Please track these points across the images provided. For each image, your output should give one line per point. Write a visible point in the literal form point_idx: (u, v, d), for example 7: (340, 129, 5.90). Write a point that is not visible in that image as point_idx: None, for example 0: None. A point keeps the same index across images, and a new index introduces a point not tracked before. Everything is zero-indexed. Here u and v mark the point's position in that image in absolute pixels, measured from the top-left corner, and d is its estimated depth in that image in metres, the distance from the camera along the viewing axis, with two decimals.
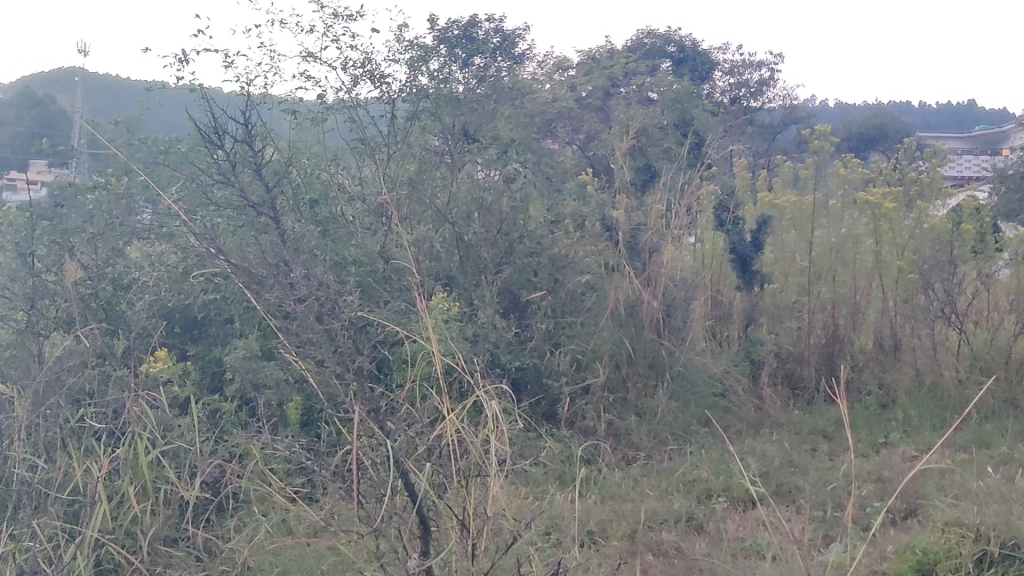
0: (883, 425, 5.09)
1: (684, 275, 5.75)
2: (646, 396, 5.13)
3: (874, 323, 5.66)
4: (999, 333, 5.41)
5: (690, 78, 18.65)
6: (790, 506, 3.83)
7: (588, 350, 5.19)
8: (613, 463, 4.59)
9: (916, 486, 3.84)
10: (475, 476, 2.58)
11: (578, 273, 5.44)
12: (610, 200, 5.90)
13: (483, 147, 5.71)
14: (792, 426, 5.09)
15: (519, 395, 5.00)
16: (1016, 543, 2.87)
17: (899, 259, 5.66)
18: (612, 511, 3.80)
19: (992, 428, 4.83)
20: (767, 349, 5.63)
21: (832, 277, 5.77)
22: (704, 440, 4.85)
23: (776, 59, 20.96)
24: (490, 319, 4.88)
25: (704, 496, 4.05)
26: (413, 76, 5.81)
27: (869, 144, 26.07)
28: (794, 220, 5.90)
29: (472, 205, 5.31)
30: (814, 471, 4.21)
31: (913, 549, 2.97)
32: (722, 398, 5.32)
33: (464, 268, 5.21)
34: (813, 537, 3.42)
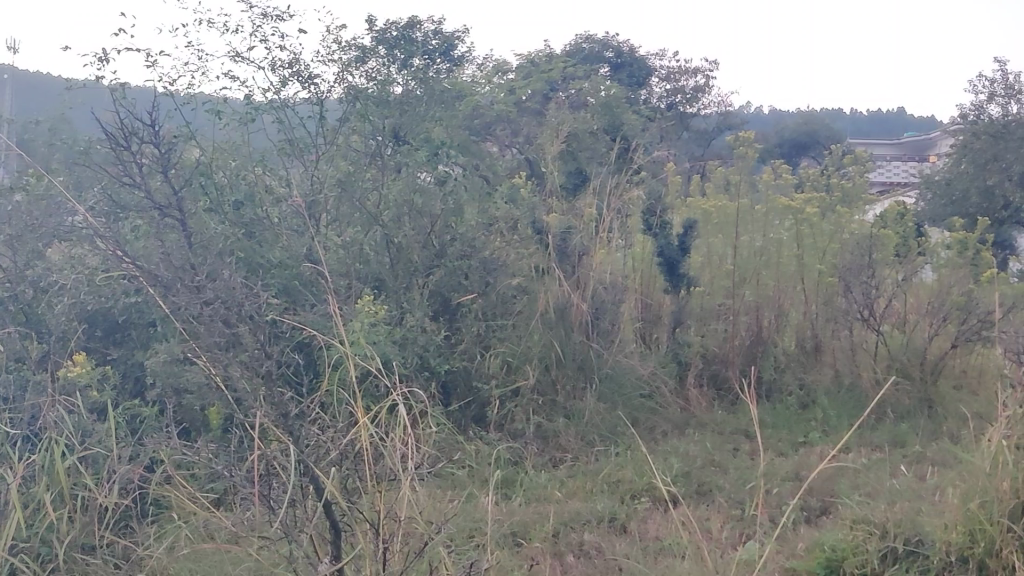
0: (802, 424, 5.20)
1: (613, 278, 5.80)
2: (575, 398, 5.17)
3: (797, 326, 5.78)
4: (914, 336, 5.59)
5: (626, 84, 19.07)
6: (709, 505, 3.88)
7: (517, 352, 5.21)
8: (540, 465, 4.61)
9: (831, 485, 3.93)
10: (388, 481, 2.60)
11: (508, 276, 5.40)
12: (541, 204, 5.94)
13: (412, 150, 5.68)
14: (716, 427, 5.17)
15: (448, 399, 5.00)
16: (920, 539, 2.94)
17: (819, 264, 5.83)
18: (535, 512, 3.81)
19: (907, 428, 4.95)
20: (694, 350, 5.69)
21: (756, 280, 5.84)
22: (631, 440, 4.89)
23: (711, 66, 21.34)
24: (418, 323, 4.86)
25: (628, 496, 4.09)
26: (344, 75, 5.79)
27: (801, 151, 26.58)
28: (718, 224, 5.97)
29: (403, 208, 5.25)
30: (734, 471, 4.28)
31: (821, 547, 3.04)
32: (649, 399, 5.38)
33: (395, 271, 5.19)
34: (730, 535, 3.48)
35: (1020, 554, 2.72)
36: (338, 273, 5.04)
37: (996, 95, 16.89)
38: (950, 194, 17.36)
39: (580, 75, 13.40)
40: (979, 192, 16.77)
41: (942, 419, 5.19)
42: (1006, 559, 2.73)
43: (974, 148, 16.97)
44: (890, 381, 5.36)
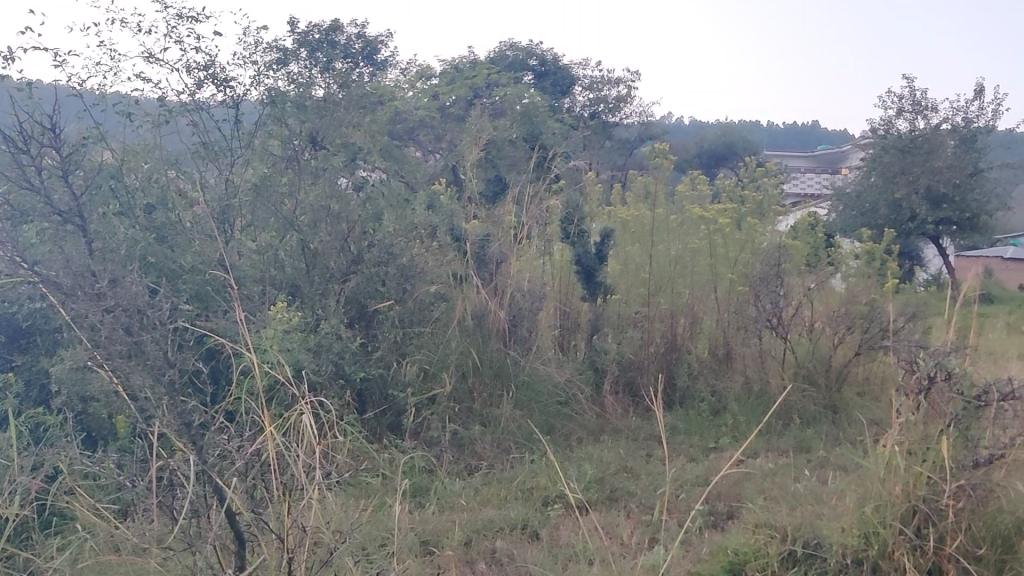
0: (712, 430, 5.31)
1: (531, 286, 5.83)
2: (492, 405, 5.13)
3: (710, 334, 5.92)
4: (819, 343, 5.69)
5: (550, 92, 19.36)
6: (619, 511, 3.94)
7: (434, 359, 5.15)
8: (454, 473, 4.60)
9: (738, 490, 4.04)
10: (296, 491, 2.60)
11: (426, 283, 5.38)
12: (460, 211, 5.94)
13: (329, 155, 5.61)
14: (630, 433, 5.24)
15: (364, 407, 4.95)
16: (817, 542, 3.02)
17: (730, 273, 6.08)
18: (448, 520, 3.82)
19: (812, 434, 5.10)
20: (609, 357, 5.72)
21: (671, 289, 6.00)
22: (547, 448, 4.89)
23: (633, 76, 21.69)
24: (333, 330, 4.80)
25: (541, 502, 4.11)
26: (259, 79, 5.74)
27: (719, 161, 26.95)
28: (636, 232, 6.19)
29: (320, 213, 5.23)
30: (645, 477, 4.34)
31: (724, 550, 3.16)
32: (565, 406, 5.39)
33: (310, 276, 5.12)
34: (639, 539, 3.55)
35: (910, 556, 2.82)
36: (252, 278, 4.97)
37: (903, 111, 17.45)
38: (861, 206, 17.97)
39: (505, 81, 13.47)
40: (887, 205, 17.42)
41: (846, 425, 5.34)
42: (898, 561, 2.83)
43: (883, 161, 17.49)
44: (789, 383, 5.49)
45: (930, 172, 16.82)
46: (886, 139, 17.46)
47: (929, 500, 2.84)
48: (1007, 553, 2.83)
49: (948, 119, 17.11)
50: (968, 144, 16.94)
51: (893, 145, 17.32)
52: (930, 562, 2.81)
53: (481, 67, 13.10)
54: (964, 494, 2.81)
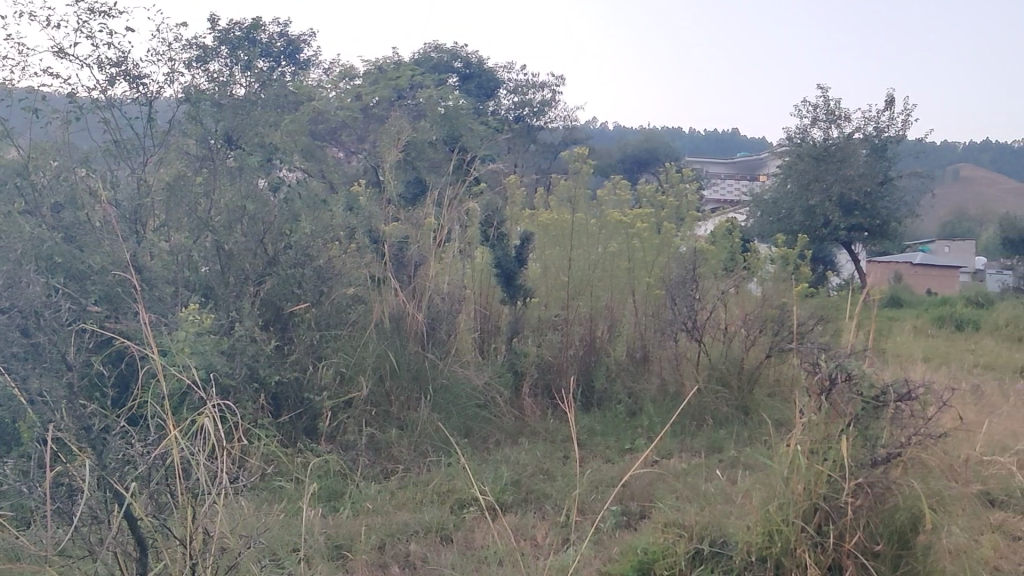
0: (628, 431, 5.36)
1: (451, 288, 5.82)
2: (409, 409, 5.05)
3: (628, 336, 5.99)
4: (732, 345, 5.80)
5: (474, 95, 19.51)
6: (534, 513, 3.96)
7: (350, 362, 5.08)
8: (370, 476, 4.55)
9: (651, 490, 4.09)
10: (201, 496, 2.59)
11: (343, 285, 5.33)
12: (379, 212, 5.90)
13: (244, 154, 5.48)
14: (547, 435, 5.25)
15: (278, 411, 4.88)
16: (724, 540, 3.12)
17: (647, 277, 6.16)
18: (363, 524, 3.80)
19: (725, 434, 5.19)
20: (529, 360, 5.71)
21: (591, 293, 6.02)
22: (464, 450, 4.84)
23: (557, 81, 21.85)
24: (247, 333, 4.72)
25: (456, 505, 4.11)
26: (175, 77, 5.62)
27: (642, 166, 27.30)
28: (555, 237, 6.15)
29: (236, 214, 5.16)
30: (561, 479, 4.37)
31: (633, 551, 3.23)
32: (483, 409, 5.35)
33: (225, 279, 5.04)
34: (553, 540, 3.57)
35: (811, 552, 2.88)
36: (164, 279, 4.87)
37: (817, 120, 17.92)
38: (777, 212, 18.39)
39: (430, 83, 13.44)
40: (801, 211, 17.84)
41: (757, 425, 5.43)
42: (800, 558, 2.89)
43: (798, 169, 17.90)
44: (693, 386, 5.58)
45: (843, 179, 17.28)
46: (801, 147, 17.90)
47: (830, 498, 2.92)
48: (903, 548, 2.92)
49: (860, 128, 17.62)
50: (880, 151, 17.60)
51: (807, 153, 17.75)
52: (830, 558, 2.87)
53: (405, 68, 13.02)
54: (862, 492, 2.89)
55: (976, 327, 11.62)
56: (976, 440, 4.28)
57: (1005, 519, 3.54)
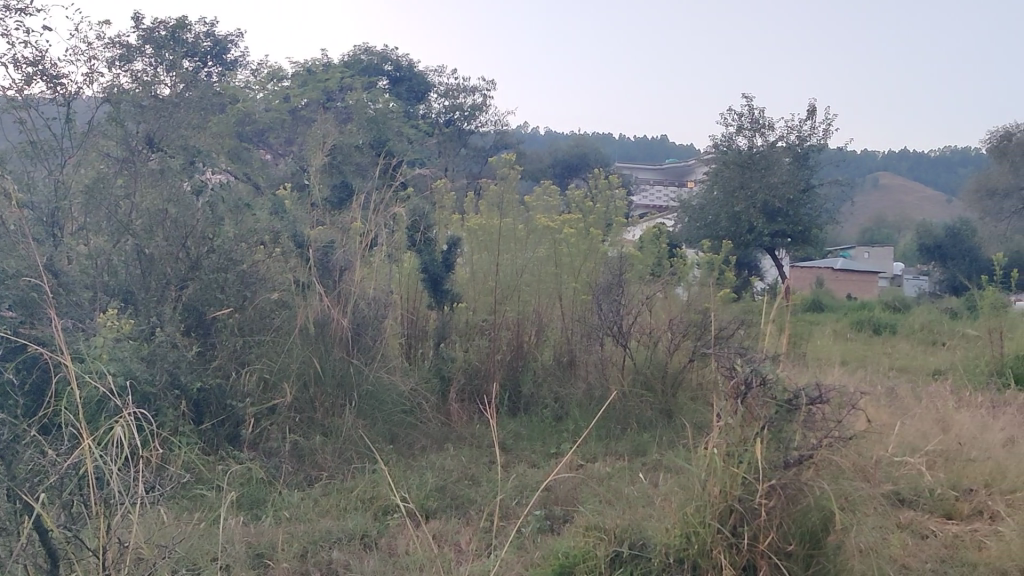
0: (555, 436, 5.36)
1: (377, 292, 5.76)
2: (334, 415, 4.99)
3: (556, 341, 5.99)
4: (657, 349, 5.82)
5: (405, 99, 19.83)
6: (459, 519, 3.96)
7: (274, 368, 5.04)
8: (293, 484, 4.50)
9: (575, 494, 4.12)
10: (116, 506, 2.56)
11: (267, 290, 5.26)
12: (305, 215, 5.84)
13: (167, 158, 5.44)
14: (474, 440, 5.23)
15: (201, 417, 4.77)
16: (643, 544, 3.17)
17: (574, 281, 6.31)
18: (285, 532, 3.76)
19: (649, 438, 5.26)
20: (457, 365, 5.67)
21: (518, 297, 6.10)
22: (389, 457, 4.80)
23: (487, 86, 21.93)
24: (168, 338, 4.65)
25: (381, 512, 4.09)
26: (94, 76, 5.51)
27: (573, 171, 27.50)
28: (483, 242, 6.29)
29: (158, 216, 5.03)
30: (486, 484, 4.38)
31: (556, 554, 3.27)
32: (410, 415, 5.28)
33: (146, 282, 4.90)
34: (476, 545, 3.58)
35: (726, 553, 2.95)
36: (82, 284, 4.78)
37: (742, 128, 18.27)
38: (703, 218, 18.69)
39: (360, 87, 13.38)
40: (727, 217, 18.17)
41: (681, 427, 5.47)
42: (716, 559, 2.96)
43: (723, 176, 18.22)
44: (616, 389, 5.60)
45: (767, 187, 17.63)
46: (727, 155, 18.18)
47: (744, 500, 2.98)
48: (814, 548, 3.00)
49: (783, 137, 18.02)
50: (802, 160, 17.99)
51: (734, 160, 18.02)
52: (744, 559, 2.94)
53: (334, 71, 12.95)
54: (775, 493, 2.95)
55: (892, 331, 11.96)
56: (887, 441, 4.41)
57: (914, 519, 3.66)
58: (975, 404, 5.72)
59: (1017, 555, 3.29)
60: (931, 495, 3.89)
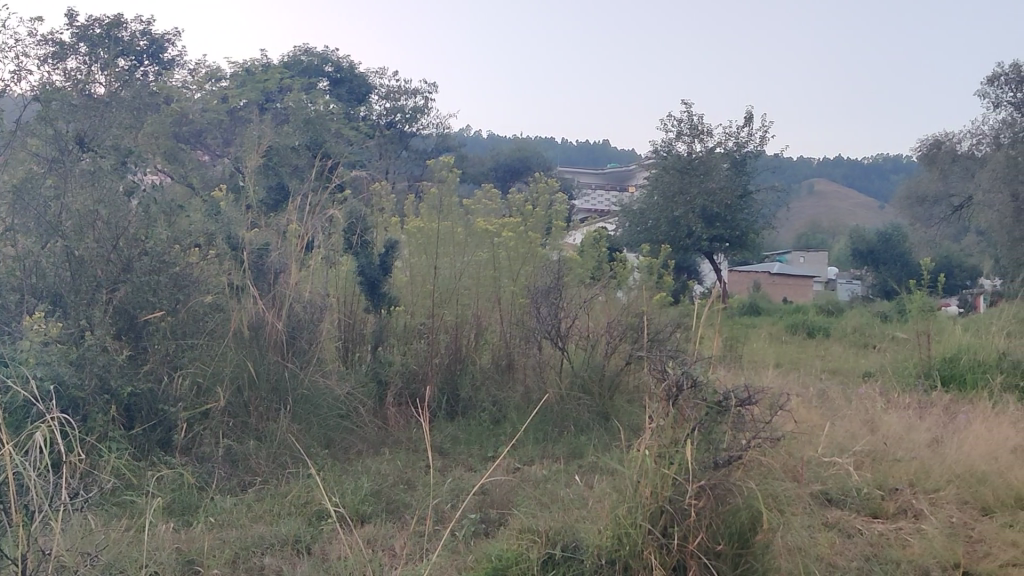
0: (492, 438, 5.37)
1: (312, 295, 5.71)
2: (268, 420, 4.94)
3: (494, 345, 6.00)
4: (594, 352, 5.84)
5: (346, 100, 19.83)
6: (394, 523, 3.95)
7: (208, 372, 4.91)
8: (226, 490, 4.43)
9: (511, 497, 4.13)
10: (37, 515, 2.51)
11: (201, 293, 5.12)
12: (240, 218, 5.77)
13: (99, 158, 5.31)
14: (411, 444, 5.20)
15: (131, 422, 4.66)
16: (576, 545, 3.20)
17: (513, 284, 6.32)
18: (216, 538, 3.71)
19: (586, 440, 5.29)
20: (394, 369, 5.63)
21: (456, 302, 6.10)
22: (325, 462, 4.75)
23: (429, 89, 21.93)
24: (99, 341, 4.56)
25: (315, 517, 4.05)
26: (24, 74, 5.38)
27: (514, 175, 27.59)
28: (420, 245, 6.28)
29: (89, 217, 4.92)
30: (422, 488, 4.36)
31: (488, 557, 3.27)
32: (345, 420, 5.24)
33: (76, 286, 4.79)
34: (411, 549, 3.56)
35: (656, 553, 2.98)
36: (8, 286, 4.76)
37: (681, 134, 18.49)
38: (643, 221, 18.87)
39: (300, 88, 13.28)
40: (667, 222, 18.33)
41: (618, 429, 5.50)
42: (646, 559, 2.99)
43: (663, 181, 18.42)
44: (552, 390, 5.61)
45: (706, 192, 17.87)
46: (666, 160, 18.41)
47: (675, 500, 3.00)
48: (743, 547, 3.04)
49: (721, 143, 18.30)
50: (739, 166, 18.23)
51: (673, 165, 18.27)
52: (674, 559, 2.97)
53: (275, 72, 12.85)
54: (706, 493, 2.99)
55: (825, 334, 12.21)
56: (816, 442, 4.50)
57: (841, 518, 3.74)
58: (903, 405, 5.86)
59: (939, 553, 3.38)
60: (859, 494, 3.98)
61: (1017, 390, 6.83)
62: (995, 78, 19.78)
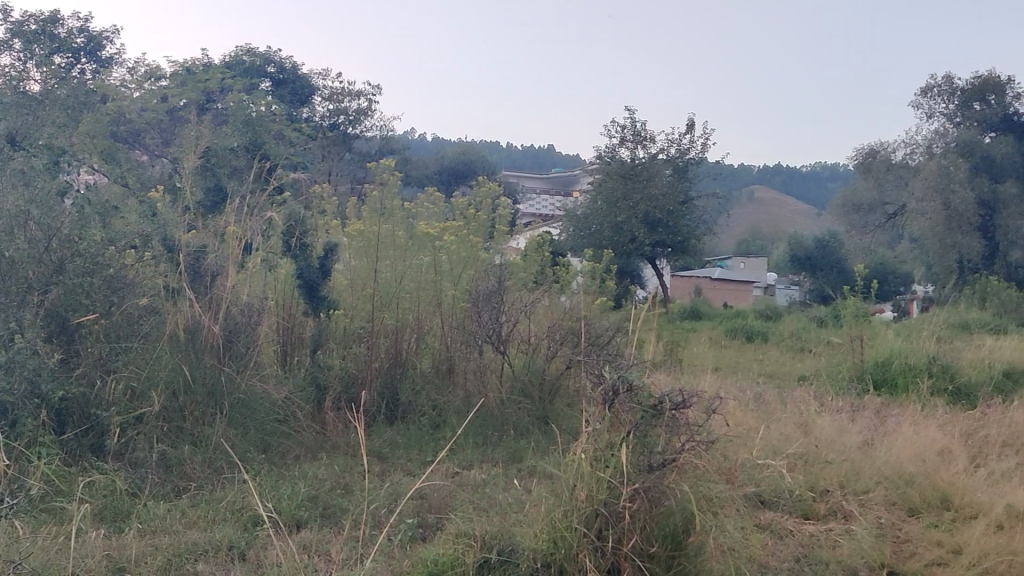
0: (431, 443, 5.35)
1: (249, 299, 5.65)
2: (204, 424, 4.86)
3: (434, 350, 5.99)
4: (536, 356, 5.83)
5: (288, 101, 19.70)
6: (331, 529, 3.92)
7: (142, 376, 4.81)
8: (159, 495, 4.36)
9: (447, 501, 4.13)
10: None
11: (136, 295, 5.05)
12: (178, 219, 5.69)
13: (30, 157, 5.15)
14: (349, 449, 5.17)
15: (62, 427, 4.57)
16: (512, 549, 3.22)
17: (455, 289, 6.29)
18: (148, 545, 3.64)
19: (525, 444, 5.31)
20: (333, 373, 5.62)
21: (397, 305, 6.07)
22: (261, 467, 4.69)
23: (373, 91, 21.87)
24: (29, 344, 4.39)
25: (251, 523, 4.01)
26: None
27: (458, 178, 27.61)
28: (361, 248, 6.26)
29: (20, 218, 4.77)
30: (359, 493, 4.34)
31: (424, 562, 3.26)
32: (282, 424, 5.19)
33: (5, 288, 4.59)
34: (347, 554, 3.53)
35: (591, 556, 3.00)
36: None
37: (625, 140, 18.66)
38: (586, 225, 19.00)
39: (242, 89, 13.17)
40: (611, 226, 18.42)
41: (558, 433, 5.52)
42: (580, 563, 3.01)
43: (607, 186, 18.57)
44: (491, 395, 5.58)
45: (648, 198, 18.10)
46: (610, 166, 18.63)
47: (609, 503, 3.04)
48: (676, 550, 3.09)
49: (663, 149, 18.52)
50: (681, 172, 18.57)
51: (617, 171, 18.49)
52: (608, 562, 3.01)
53: (216, 72, 12.71)
54: (640, 496, 3.03)
55: (764, 338, 12.42)
56: (751, 445, 4.57)
57: (773, 519, 3.81)
58: (835, 409, 5.99)
59: (866, 553, 3.45)
60: (791, 496, 4.05)
61: (945, 393, 7.01)
62: (929, 89, 20.27)
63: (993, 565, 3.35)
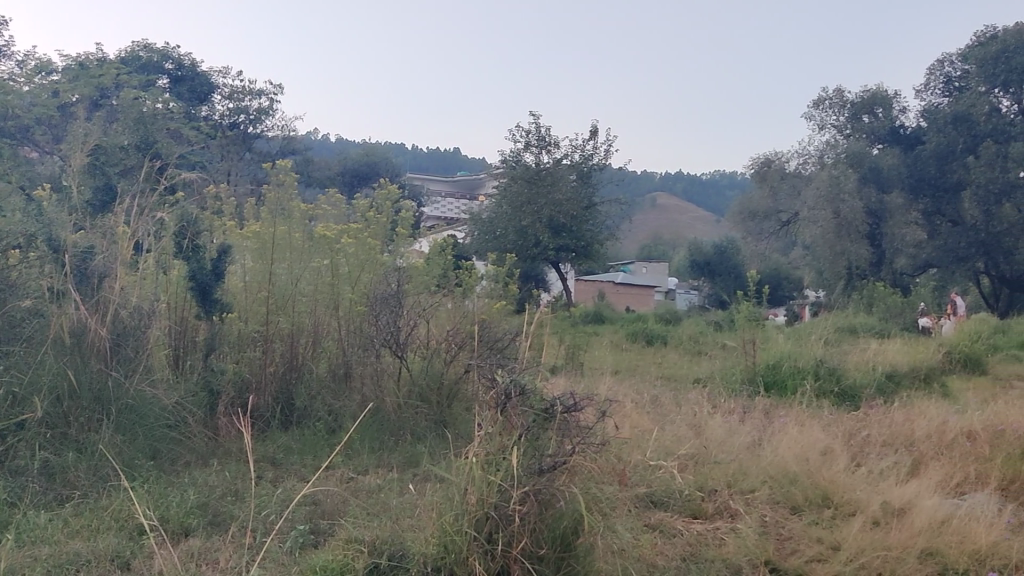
0: (326, 448, 5.29)
1: (141, 301, 5.48)
2: (89, 431, 4.71)
3: (331, 354, 5.94)
4: (433, 360, 5.83)
5: (185, 99, 19.20)
6: (221, 536, 3.84)
7: (24, 381, 4.66)
8: (41, 504, 4.21)
9: (340, 507, 4.10)
10: None
11: (17, 297, 4.93)
12: (66, 217, 5.48)
13: None
14: (242, 455, 5.08)
15: None
16: (402, 554, 3.23)
17: (351, 294, 6.23)
18: (26, 556, 3.52)
19: (423, 449, 5.30)
20: (227, 377, 5.51)
21: (292, 308, 6.02)
22: (148, 474, 4.57)
23: (275, 91, 21.54)
24: None
25: (137, 532, 3.90)
26: None
27: (362, 181, 27.39)
28: (256, 251, 6.16)
29: None
30: (252, 500, 4.27)
31: (313, 568, 3.24)
32: (173, 430, 5.04)
33: None
34: (236, 561, 3.47)
35: (481, 560, 3.02)
36: None
37: (529, 145, 18.80)
38: (489, 229, 19.06)
39: (138, 85, 12.84)
40: (515, 231, 18.50)
41: (454, 437, 5.52)
42: (470, 566, 3.02)
43: (511, 190, 18.68)
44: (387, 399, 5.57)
45: (553, 203, 18.27)
46: (515, 170, 18.73)
47: (500, 506, 3.06)
48: (564, 551, 3.13)
49: (568, 154, 18.72)
50: (586, 177, 18.80)
51: (521, 175, 18.57)
52: (498, 565, 3.02)
53: (110, 68, 12.37)
54: (529, 499, 3.06)
55: (663, 341, 12.67)
56: (644, 447, 4.66)
57: (662, 519, 3.89)
58: (728, 411, 6.14)
59: (750, 550, 3.56)
60: (681, 496, 4.14)
61: (832, 395, 7.25)
62: (822, 101, 20.97)
63: (868, 561, 3.50)
